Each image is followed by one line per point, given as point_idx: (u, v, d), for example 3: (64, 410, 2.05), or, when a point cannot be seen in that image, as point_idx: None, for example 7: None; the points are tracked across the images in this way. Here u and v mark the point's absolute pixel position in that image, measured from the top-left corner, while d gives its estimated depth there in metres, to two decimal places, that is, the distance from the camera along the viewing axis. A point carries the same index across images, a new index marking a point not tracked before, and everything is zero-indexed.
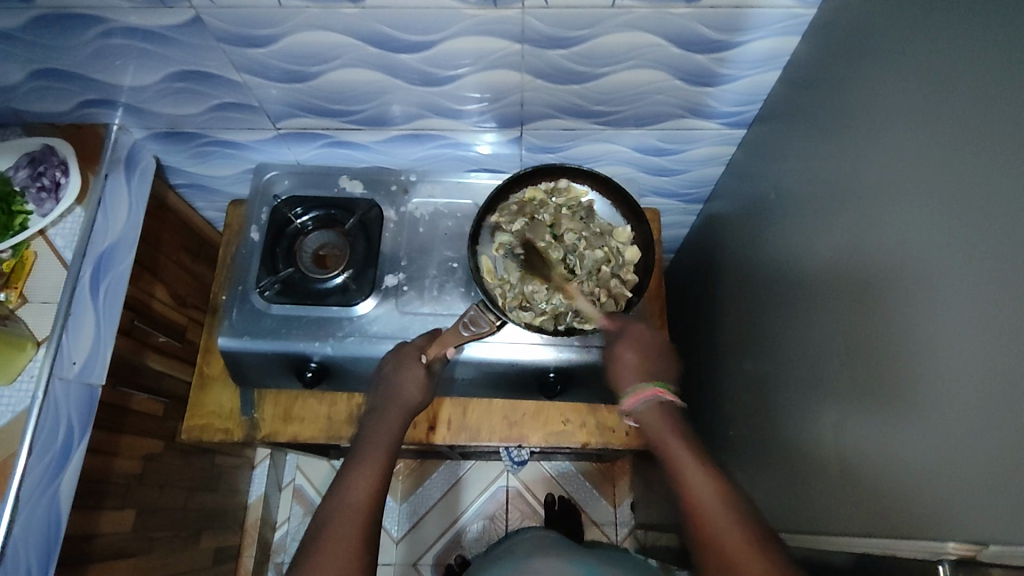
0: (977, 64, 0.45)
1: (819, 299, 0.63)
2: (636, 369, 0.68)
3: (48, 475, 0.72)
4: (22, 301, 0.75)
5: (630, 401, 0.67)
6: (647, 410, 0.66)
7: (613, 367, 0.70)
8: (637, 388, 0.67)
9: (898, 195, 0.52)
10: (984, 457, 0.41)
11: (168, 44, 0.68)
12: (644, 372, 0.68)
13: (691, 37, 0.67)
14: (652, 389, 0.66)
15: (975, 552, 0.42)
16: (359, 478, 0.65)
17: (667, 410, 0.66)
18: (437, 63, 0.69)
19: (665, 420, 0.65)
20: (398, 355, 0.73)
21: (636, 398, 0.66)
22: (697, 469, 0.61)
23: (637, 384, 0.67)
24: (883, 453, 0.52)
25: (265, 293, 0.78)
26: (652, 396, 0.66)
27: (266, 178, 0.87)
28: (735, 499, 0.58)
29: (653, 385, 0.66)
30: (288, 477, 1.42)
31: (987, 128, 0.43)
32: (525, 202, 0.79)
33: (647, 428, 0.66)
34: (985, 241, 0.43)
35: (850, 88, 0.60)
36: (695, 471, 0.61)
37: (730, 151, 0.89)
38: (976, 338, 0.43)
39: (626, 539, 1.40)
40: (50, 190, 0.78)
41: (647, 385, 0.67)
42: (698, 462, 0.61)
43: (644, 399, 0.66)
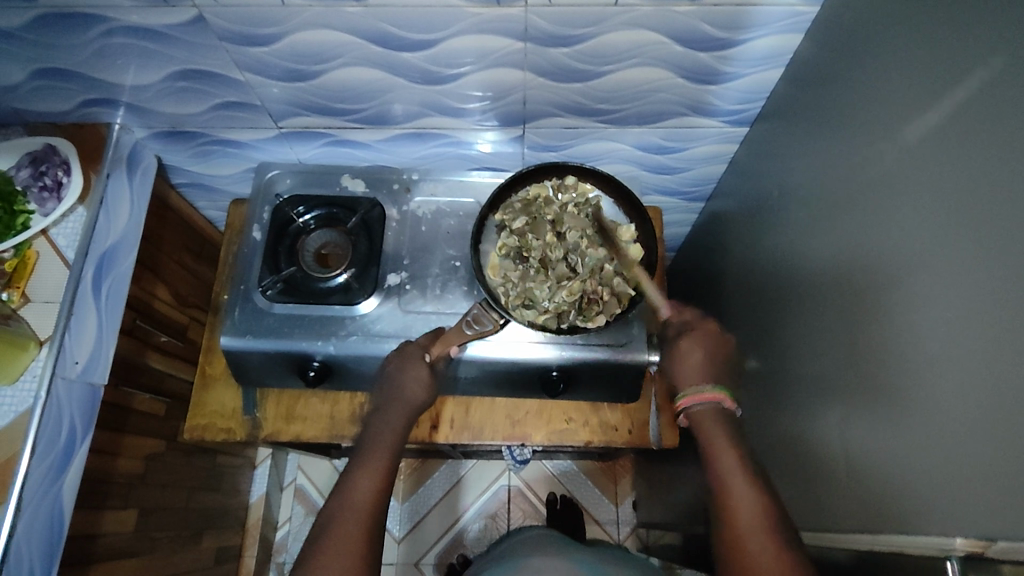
0: (981, 60, 0.45)
1: (822, 296, 0.63)
2: (700, 372, 0.69)
3: (52, 475, 0.71)
4: (24, 301, 0.75)
5: (686, 400, 0.68)
6: (705, 410, 0.67)
7: (675, 361, 0.70)
8: (701, 390, 0.68)
9: (900, 192, 0.52)
10: (988, 454, 0.42)
11: (170, 43, 0.68)
12: (706, 375, 0.69)
13: (694, 35, 0.67)
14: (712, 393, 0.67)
15: (982, 549, 0.42)
16: (363, 477, 0.65)
17: (724, 416, 0.67)
18: (440, 61, 0.69)
19: (720, 425, 0.66)
20: (401, 355, 0.73)
21: (694, 398, 0.68)
22: (743, 478, 0.62)
23: (699, 386, 0.68)
24: (886, 451, 0.52)
25: (268, 292, 0.78)
26: (712, 400, 0.67)
27: (268, 177, 0.87)
28: (771, 508, 0.60)
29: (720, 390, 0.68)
30: (290, 477, 1.42)
31: (990, 124, 0.43)
32: (529, 201, 0.78)
33: (698, 428, 0.67)
34: (986, 239, 0.43)
35: (853, 86, 0.60)
36: (739, 475, 0.62)
37: (732, 149, 0.89)
38: (979, 335, 0.43)
39: (628, 537, 1.40)
40: (51, 190, 0.78)
41: (711, 388, 0.68)
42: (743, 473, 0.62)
43: (704, 401, 0.67)
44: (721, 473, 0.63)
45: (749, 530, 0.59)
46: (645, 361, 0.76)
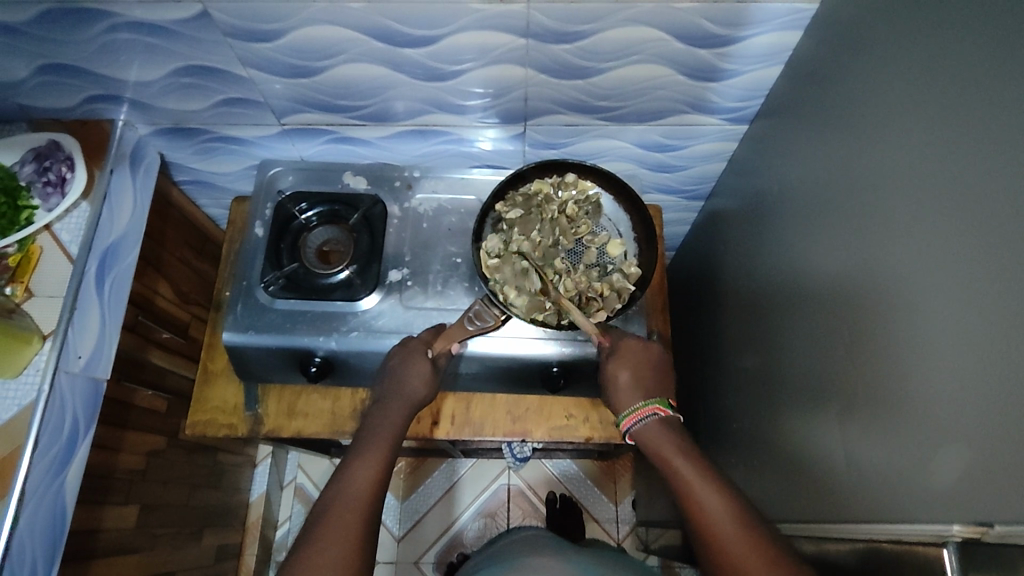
0: (975, 55, 0.45)
1: (821, 290, 0.64)
2: (635, 391, 0.72)
3: (55, 468, 0.72)
4: (27, 295, 0.75)
5: (627, 422, 0.70)
6: (647, 427, 0.68)
7: (608, 384, 0.73)
8: (637, 407, 0.70)
9: (895, 184, 0.53)
10: (985, 438, 0.42)
11: (175, 39, 0.69)
12: (639, 394, 0.71)
13: (694, 32, 0.67)
14: (650, 408, 0.70)
15: (980, 534, 0.42)
16: (362, 467, 0.65)
17: (667, 426, 0.68)
18: (442, 58, 0.70)
19: (666, 434, 0.67)
20: (404, 350, 0.74)
21: (633, 418, 0.69)
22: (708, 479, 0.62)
23: (636, 405, 0.70)
24: (883, 442, 0.53)
25: (270, 288, 0.78)
26: (650, 415, 0.69)
27: (270, 174, 0.88)
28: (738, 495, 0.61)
29: (653, 403, 0.70)
30: (290, 475, 1.42)
31: (983, 117, 0.44)
32: (531, 195, 0.79)
33: (648, 444, 0.68)
34: (982, 229, 0.43)
35: (850, 83, 0.61)
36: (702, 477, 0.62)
37: (731, 147, 0.90)
38: (973, 322, 0.44)
39: (627, 536, 1.40)
40: (55, 185, 0.78)
41: (645, 405, 0.70)
42: (709, 476, 0.62)
43: (644, 418, 0.69)
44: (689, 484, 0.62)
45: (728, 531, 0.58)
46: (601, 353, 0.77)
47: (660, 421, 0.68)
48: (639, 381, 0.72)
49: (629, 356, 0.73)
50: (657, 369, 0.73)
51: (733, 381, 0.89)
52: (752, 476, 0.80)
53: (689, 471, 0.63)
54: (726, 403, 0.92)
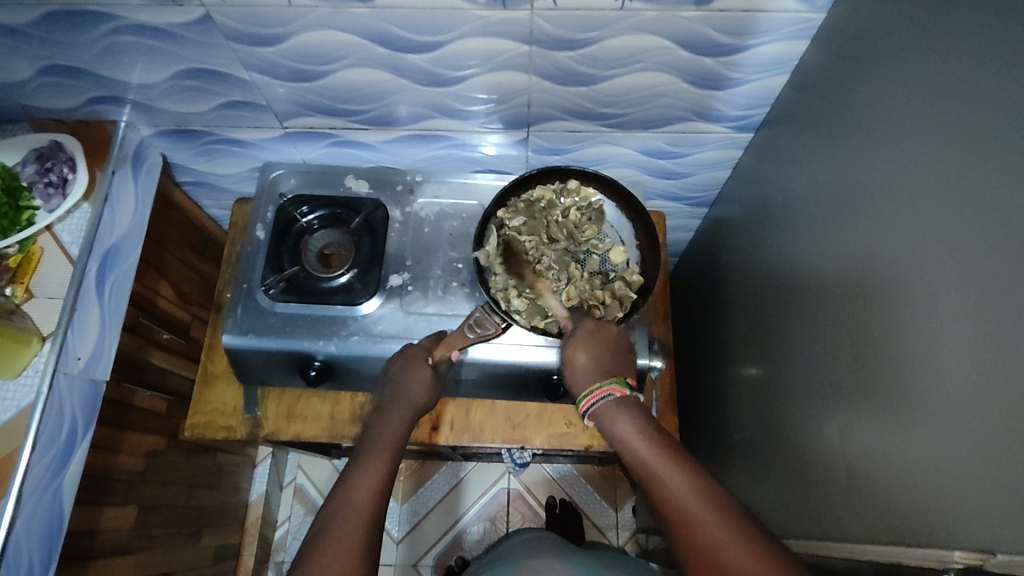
0: (983, 74, 0.45)
1: (825, 301, 0.63)
2: (596, 370, 0.68)
3: (52, 471, 0.72)
4: (27, 296, 0.76)
5: (584, 403, 0.67)
6: (603, 407, 0.65)
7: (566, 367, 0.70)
8: (593, 389, 0.66)
9: (900, 200, 0.52)
10: (989, 462, 0.41)
11: (177, 42, 0.68)
12: (598, 373, 0.68)
13: (700, 40, 0.67)
14: (606, 388, 0.66)
15: (981, 562, 0.42)
16: (363, 478, 0.64)
17: (627, 406, 0.65)
18: (445, 63, 0.70)
19: (626, 415, 0.64)
20: (405, 357, 0.73)
21: (590, 399, 0.66)
22: (670, 465, 0.59)
23: (592, 384, 0.67)
24: (886, 461, 0.52)
25: (270, 291, 0.78)
26: (609, 395, 0.66)
27: (272, 176, 0.88)
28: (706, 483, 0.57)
29: (611, 383, 0.66)
30: (290, 475, 1.42)
31: (989, 137, 0.44)
32: (533, 202, 0.78)
33: (607, 426, 0.65)
34: (987, 249, 0.43)
35: (856, 95, 0.60)
36: (667, 464, 0.59)
37: (736, 155, 0.89)
38: (977, 344, 0.43)
39: (627, 542, 1.40)
40: (57, 186, 0.78)
41: (603, 384, 0.66)
42: (673, 463, 0.59)
43: (600, 400, 0.66)
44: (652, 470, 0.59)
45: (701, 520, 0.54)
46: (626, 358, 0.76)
47: (617, 402, 0.65)
48: (598, 362, 0.68)
49: (586, 338, 0.69)
50: (616, 348, 0.70)
51: (735, 391, 0.88)
52: (752, 487, 0.80)
53: (650, 457, 0.60)
54: (727, 412, 0.91)
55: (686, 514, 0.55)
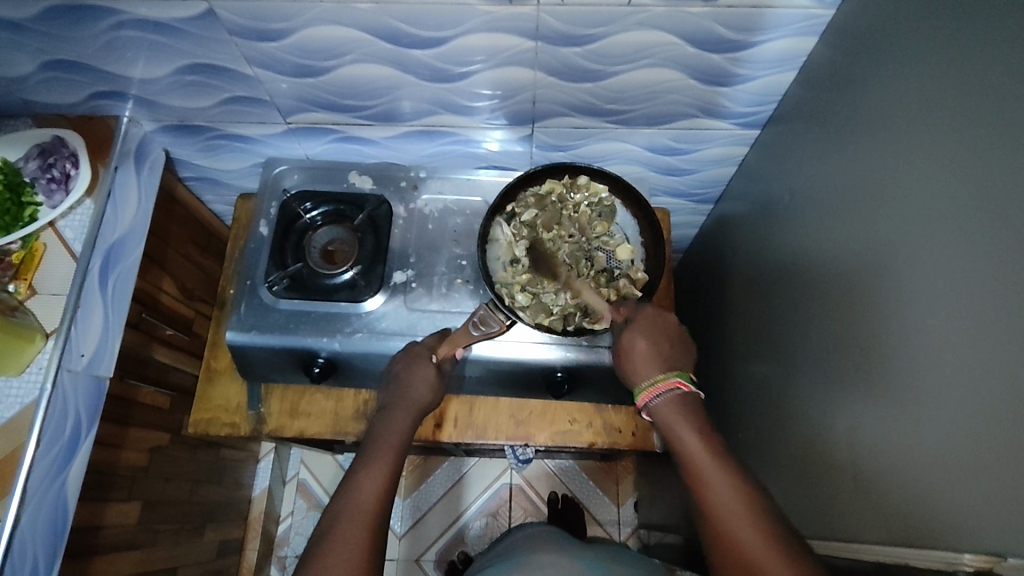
0: (991, 72, 0.44)
1: (832, 297, 0.63)
2: (655, 361, 0.67)
3: (56, 468, 0.72)
4: (31, 292, 0.75)
5: (645, 397, 0.65)
6: (664, 402, 0.64)
7: (622, 355, 0.69)
8: (657, 380, 0.65)
9: (907, 197, 0.52)
10: (998, 464, 0.41)
11: (180, 37, 0.68)
12: (660, 364, 0.66)
13: (707, 36, 0.66)
14: (670, 381, 0.65)
15: (992, 564, 0.41)
16: (368, 477, 0.64)
17: (686, 401, 0.64)
18: (449, 59, 0.69)
19: (682, 412, 0.63)
20: (408, 355, 0.73)
21: (652, 392, 0.65)
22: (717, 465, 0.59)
23: (654, 377, 0.66)
24: (893, 461, 0.52)
25: (274, 288, 0.78)
26: (671, 387, 0.64)
27: (275, 172, 0.87)
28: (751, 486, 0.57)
29: (675, 375, 0.65)
30: (292, 470, 1.42)
31: (997, 136, 0.43)
32: (542, 196, 0.78)
33: (664, 421, 0.64)
34: (994, 249, 0.43)
35: (864, 92, 0.59)
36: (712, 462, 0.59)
37: (741, 152, 0.89)
38: (985, 344, 0.43)
39: (629, 537, 1.40)
40: (60, 182, 0.78)
41: (667, 376, 0.65)
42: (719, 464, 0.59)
43: (661, 393, 0.64)
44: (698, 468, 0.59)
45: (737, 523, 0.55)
46: None
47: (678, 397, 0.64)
48: (659, 353, 0.67)
49: (648, 330, 0.69)
50: (676, 340, 0.69)
51: (740, 389, 0.88)
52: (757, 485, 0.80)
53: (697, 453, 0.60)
54: (732, 408, 0.91)
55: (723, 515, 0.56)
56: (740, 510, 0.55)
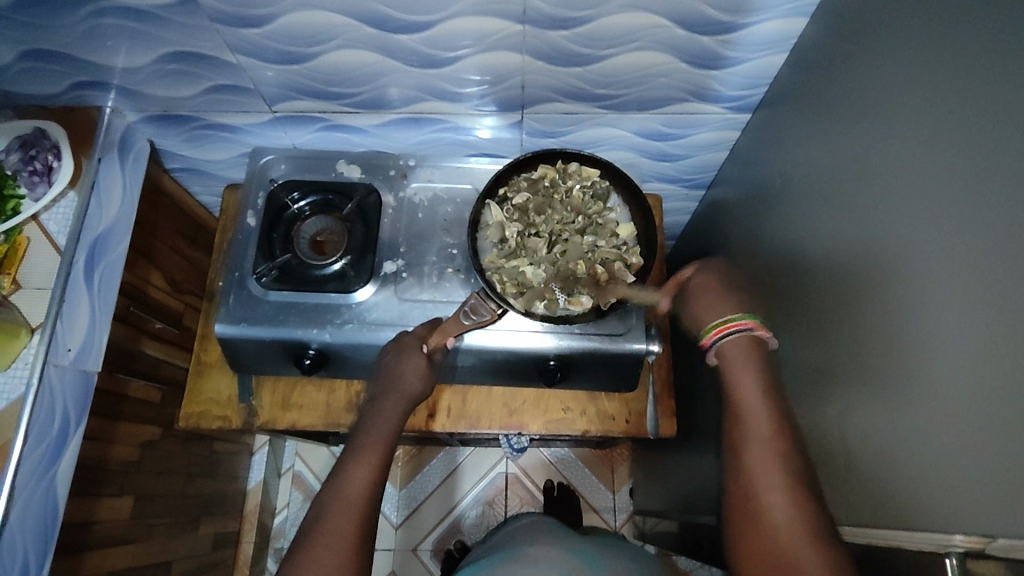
0: (982, 52, 0.44)
1: (822, 282, 0.63)
2: (726, 308, 0.69)
3: (44, 464, 0.71)
4: (16, 287, 0.75)
5: (716, 333, 0.67)
6: (734, 342, 0.66)
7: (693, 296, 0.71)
8: (730, 319, 0.67)
9: (898, 179, 0.52)
10: (988, 445, 0.41)
11: (160, 24, 0.66)
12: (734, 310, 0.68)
13: (697, 18, 0.65)
14: (742, 323, 0.66)
15: (982, 545, 0.42)
16: (357, 469, 0.64)
17: (756, 348, 0.66)
18: (437, 44, 0.68)
19: (748, 356, 0.65)
20: (399, 345, 0.72)
21: (725, 329, 0.66)
22: (764, 418, 0.62)
23: (727, 316, 0.67)
24: (883, 444, 0.52)
25: (262, 279, 0.76)
26: (738, 334, 0.66)
27: (262, 162, 0.86)
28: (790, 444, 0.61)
29: (748, 319, 0.67)
30: (288, 462, 1.42)
31: (988, 116, 0.43)
32: (536, 181, 0.77)
33: (729, 360, 0.66)
34: (986, 230, 0.42)
35: (854, 74, 0.59)
36: (759, 410, 0.63)
37: (732, 136, 0.88)
38: (976, 327, 0.43)
39: (624, 524, 1.41)
40: (42, 174, 0.77)
41: (738, 318, 0.67)
42: (765, 420, 0.62)
43: (735, 331, 0.66)
44: (745, 414, 0.63)
45: (766, 483, 0.59)
46: (628, 349, 0.75)
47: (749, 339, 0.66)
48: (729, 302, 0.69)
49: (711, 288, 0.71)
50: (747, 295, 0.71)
51: None
52: None
53: (748, 408, 0.63)
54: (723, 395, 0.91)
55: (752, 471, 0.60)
56: (773, 468, 0.59)
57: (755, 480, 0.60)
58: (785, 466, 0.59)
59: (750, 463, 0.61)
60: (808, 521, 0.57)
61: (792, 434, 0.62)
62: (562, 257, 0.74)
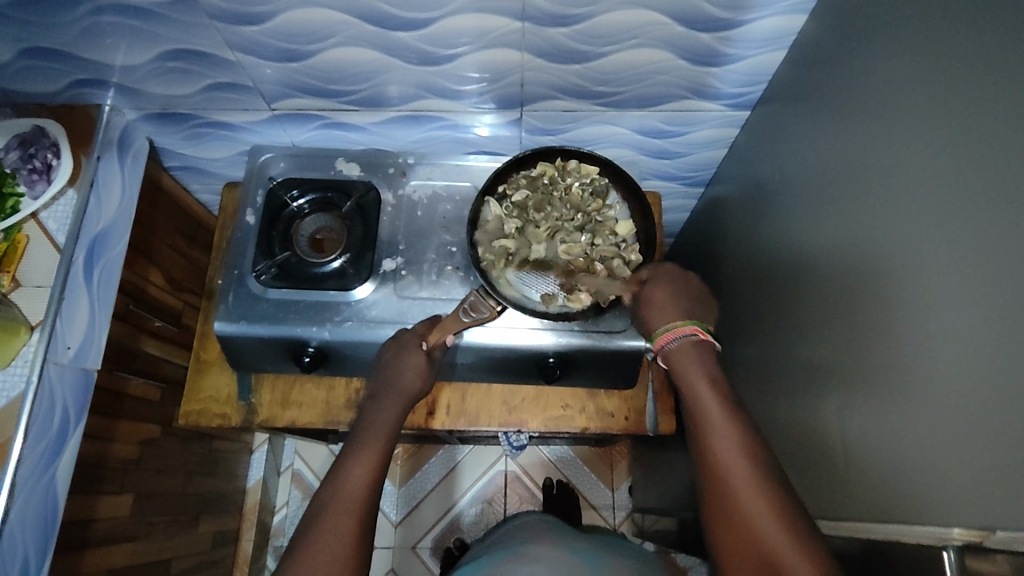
0: (980, 49, 0.44)
1: (820, 280, 0.63)
2: (671, 310, 0.68)
3: (45, 461, 0.71)
4: (15, 285, 0.75)
5: (663, 340, 0.67)
6: (680, 348, 0.66)
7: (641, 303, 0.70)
8: (674, 326, 0.67)
9: (895, 177, 0.52)
10: (985, 439, 0.42)
11: (159, 21, 0.66)
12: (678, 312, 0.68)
13: (696, 15, 0.66)
14: (688, 328, 0.66)
15: (981, 538, 0.42)
16: (357, 465, 0.64)
17: (703, 351, 0.65)
18: (436, 41, 0.68)
19: (698, 361, 0.64)
20: (398, 342, 0.73)
21: (669, 336, 0.66)
22: (725, 421, 0.61)
23: (671, 323, 0.67)
24: (881, 439, 0.53)
25: (261, 277, 0.77)
26: (688, 335, 0.66)
27: (262, 160, 0.86)
28: (757, 446, 0.59)
29: (691, 324, 0.66)
30: (287, 461, 1.42)
31: (986, 112, 0.43)
32: (535, 178, 0.77)
33: (678, 367, 0.65)
34: (983, 226, 0.43)
35: (852, 71, 0.59)
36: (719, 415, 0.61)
37: (731, 134, 0.88)
38: (973, 322, 0.43)
39: (624, 522, 1.41)
40: (41, 172, 0.77)
41: (682, 324, 0.67)
42: (727, 422, 0.61)
43: (679, 337, 0.66)
44: (706, 420, 0.62)
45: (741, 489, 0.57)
46: (625, 347, 0.75)
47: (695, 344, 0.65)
48: (676, 301, 0.69)
49: (666, 282, 0.70)
50: (695, 293, 0.70)
51: (732, 372, 0.88)
52: None
53: (708, 412, 0.62)
54: None
55: (726, 478, 0.58)
56: (745, 471, 0.58)
57: (730, 488, 0.58)
58: (756, 470, 0.58)
59: (721, 470, 0.59)
60: (788, 523, 0.55)
61: (755, 435, 0.60)
62: (559, 255, 0.75)
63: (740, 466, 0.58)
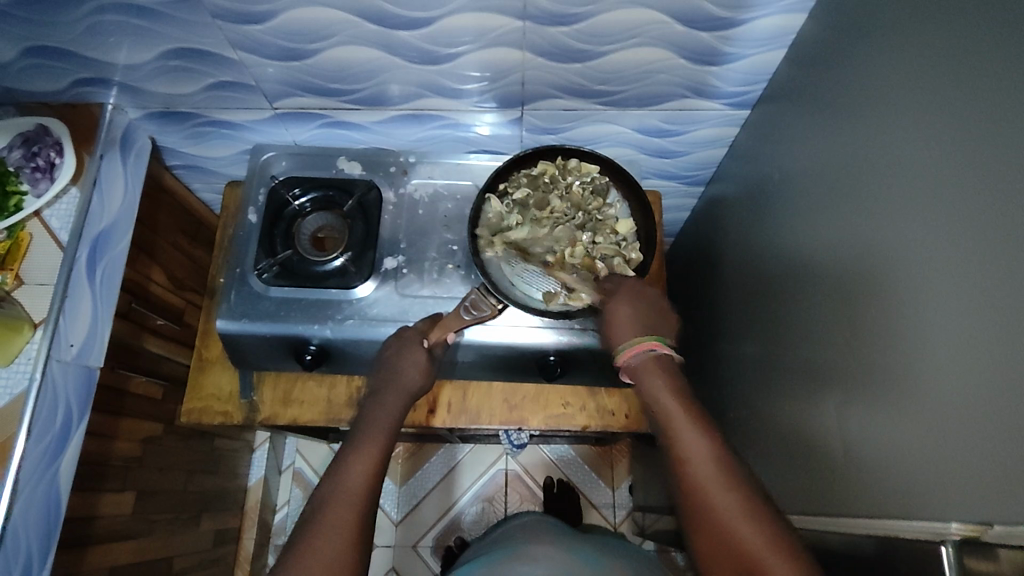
0: (980, 47, 0.44)
1: (820, 279, 0.63)
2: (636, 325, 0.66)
3: (48, 457, 0.71)
4: (18, 283, 0.75)
5: (625, 356, 0.64)
6: (642, 361, 0.63)
7: (607, 320, 0.68)
8: (634, 342, 0.64)
9: (895, 175, 0.52)
10: (984, 434, 0.42)
11: (162, 20, 0.67)
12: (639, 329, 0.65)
13: (696, 15, 0.66)
14: (649, 343, 0.64)
15: (979, 533, 0.42)
16: (357, 462, 0.64)
17: (666, 364, 0.63)
18: (437, 40, 0.68)
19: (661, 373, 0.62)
20: (399, 339, 0.73)
21: (631, 351, 0.64)
22: (693, 428, 0.58)
23: (635, 337, 0.65)
24: (880, 436, 0.53)
25: (263, 275, 0.77)
26: (648, 350, 0.63)
27: (264, 158, 0.87)
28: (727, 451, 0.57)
29: (650, 339, 0.64)
30: (289, 459, 1.43)
31: (985, 111, 0.43)
32: (536, 177, 0.77)
33: (642, 384, 0.62)
34: (982, 223, 0.43)
35: (852, 69, 0.59)
36: (683, 421, 0.59)
37: (731, 133, 0.88)
38: (971, 317, 0.43)
39: (624, 521, 1.41)
40: (44, 170, 0.77)
41: (643, 339, 0.64)
42: (695, 427, 0.58)
43: (641, 353, 0.63)
44: (672, 425, 0.59)
45: (714, 492, 0.54)
46: None
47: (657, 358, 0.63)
48: (638, 314, 0.66)
49: (629, 294, 0.68)
50: (657, 307, 0.68)
51: (731, 370, 0.88)
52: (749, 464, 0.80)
53: (675, 417, 0.59)
54: (722, 390, 0.92)
55: (698, 484, 0.55)
56: (716, 475, 0.55)
57: (704, 494, 0.55)
58: (729, 475, 0.55)
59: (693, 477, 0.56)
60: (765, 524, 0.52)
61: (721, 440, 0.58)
62: (558, 253, 0.75)
63: (709, 468, 0.55)
